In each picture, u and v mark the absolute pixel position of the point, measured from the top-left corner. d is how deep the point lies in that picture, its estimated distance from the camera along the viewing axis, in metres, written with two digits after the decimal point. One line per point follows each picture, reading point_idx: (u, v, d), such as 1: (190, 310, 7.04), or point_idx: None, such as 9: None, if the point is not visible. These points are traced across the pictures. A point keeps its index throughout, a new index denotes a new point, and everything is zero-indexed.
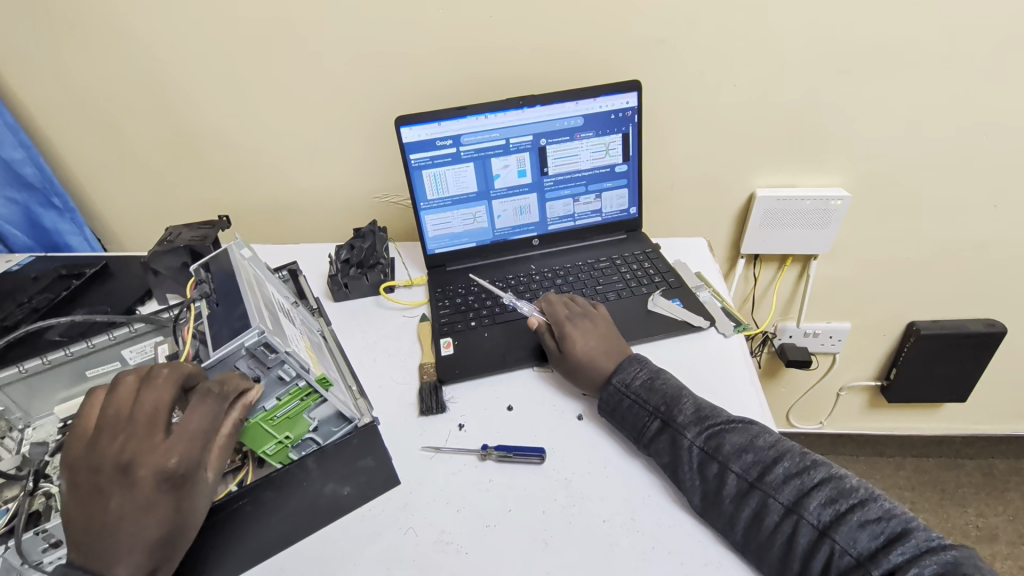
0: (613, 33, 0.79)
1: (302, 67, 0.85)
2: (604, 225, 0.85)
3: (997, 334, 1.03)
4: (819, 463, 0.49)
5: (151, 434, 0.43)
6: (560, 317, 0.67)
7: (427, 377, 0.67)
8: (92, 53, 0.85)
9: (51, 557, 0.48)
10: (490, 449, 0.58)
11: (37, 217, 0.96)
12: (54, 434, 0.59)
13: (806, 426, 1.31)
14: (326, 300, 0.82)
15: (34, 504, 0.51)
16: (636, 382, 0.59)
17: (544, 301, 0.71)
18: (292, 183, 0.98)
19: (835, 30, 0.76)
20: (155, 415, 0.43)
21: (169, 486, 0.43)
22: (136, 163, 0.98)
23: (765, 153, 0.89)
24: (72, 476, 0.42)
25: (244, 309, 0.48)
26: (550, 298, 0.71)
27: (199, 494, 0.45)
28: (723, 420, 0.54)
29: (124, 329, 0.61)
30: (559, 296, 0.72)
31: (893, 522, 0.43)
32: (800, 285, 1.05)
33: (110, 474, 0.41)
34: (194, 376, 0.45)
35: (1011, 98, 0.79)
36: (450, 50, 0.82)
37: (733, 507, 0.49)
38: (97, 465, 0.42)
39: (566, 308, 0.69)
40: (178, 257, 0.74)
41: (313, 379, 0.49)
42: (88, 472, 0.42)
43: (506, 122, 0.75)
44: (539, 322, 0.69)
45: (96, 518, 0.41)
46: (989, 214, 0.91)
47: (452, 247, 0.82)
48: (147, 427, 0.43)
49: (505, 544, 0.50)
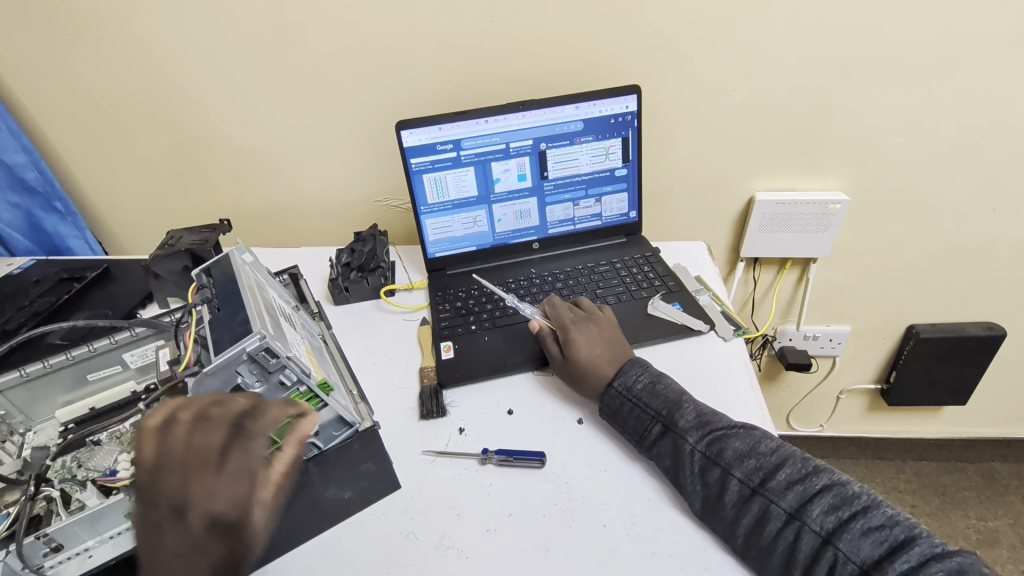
0: (612, 38, 0.80)
1: (303, 72, 0.85)
2: (604, 229, 0.85)
3: (996, 338, 1.03)
4: (822, 469, 0.49)
5: (201, 473, 0.40)
6: (563, 321, 0.68)
7: (427, 382, 0.67)
8: (95, 57, 0.86)
9: (53, 560, 0.48)
10: (491, 453, 0.58)
11: (39, 221, 0.96)
12: (56, 438, 0.60)
13: (806, 430, 1.31)
14: (326, 303, 0.82)
15: (36, 507, 0.51)
16: (637, 386, 0.59)
17: (548, 305, 0.71)
18: (293, 187, 0.99)
19: (833, 35, 0.77)
20: (205, 453, 0.41)
21: (223, 530, 0.40)
22: (137, 167, 0.98)
23: (764, 157, 0.89)
24: (139, 521, 0.40)
25: (246, 314, 0.48)
26: (554, 302, 0.71)
27: (256, 541, 0.41)
28: (725, 425, 0.54)
29: (126, 333, 0.62)
30: (562, 302, 0.72)
31: (897, 530, 0.43)
32: (800, 288, 1.05)
33: (166, 516, 0.39)
34: (246, 411, 0.44)
35: (1010, 102, 0.80)
36: (449, 54, 0.82)
37: (734, 512, 0.49)
38: (154, 507, 0.40)
39: (571, 312, 0.69)
40: (178, 261, 0.74)
41: (314, 383, 0.49)
42: (147, 515, 0.40)
43: (507, 126, 0.75)
44: (541, 327, 0.69)
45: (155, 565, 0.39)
46: (988, 218, 0.91)
47: (452, 252, 0.82)
48: (202, 466, 0.41)
49: (505, 550, 0.50)
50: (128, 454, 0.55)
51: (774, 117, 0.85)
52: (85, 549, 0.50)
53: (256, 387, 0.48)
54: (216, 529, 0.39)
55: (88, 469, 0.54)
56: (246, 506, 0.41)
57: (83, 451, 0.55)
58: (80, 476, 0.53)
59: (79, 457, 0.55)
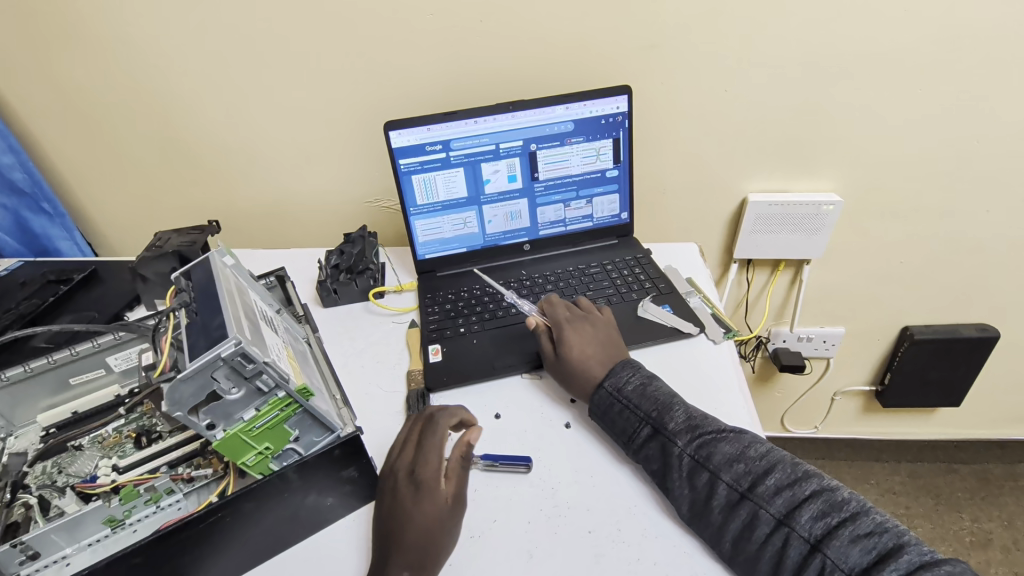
0: (603, 38, 0.79)
1: (293, 71, 0.84)
2: (595, 230, 0.84)
3: (990, 339, 1.03)
4: (811, 475, 0.48)
5: (418, 448, 0.53)
6: (558, 320, 0.67)
7: (414, 385, 0.66)
8: (82, 57, 0.85)
9: (29, 568, 0.47)
10: (476, 458, 0.57)
11: (26, 222, 0.95)
12: (35, 443, 0.58)
13: (800, 431, 1.30)
14: (315, 305, 0.81)
15: (12, 514, 0.50)
16: (627, 388, 0.58)
17: (545, 302, 0.71)
18: (284, 188, 0.98)
19: (826, 35, 0.76)
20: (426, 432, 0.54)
21: (416, 486, 0.50)
22: (126, 167, 0.97)
23: (757, 158, 0.89)
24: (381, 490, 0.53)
25: (223, 318, 0.47)
26: (552, 301, 0.70)
27: (437, 498, 0.50)
28: (715, 429, 0.53)
29: (109, 336, 0.61)
30: (564, 300, 0.72)
31: (885, 537, 0.43)
32: (793, 290, 1.05)
33: (389, 478, 0.52)
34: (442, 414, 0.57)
35: (1004, 103, 0.79)
36: (440, 54, 0.82)
37: (722, 518, 0.48)
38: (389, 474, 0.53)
39: (568, 311, 0.69)
40: (166, 263, 0.74)
41: (293, 389, 0.48)
42: (389, 482, 0.52)
43: (496, 127, 0.74)
44: (538, 323, 0.68)
45: (390, 514, 0.50)
46: (982, 219, 0.91)
47: (441, 253, 0.81)
48: (407, 445, 0.54)
49: (489, 556, 0.50)
50: (109, 459, 0.54)
51: (767, 117, 0.84)
52: (63, 557, 0.49)
53: (232, 392, 0.46)
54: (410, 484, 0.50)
55: (68, 474, 0.53)
56: (395, 485, 0.51)
57: (63, 456, 0.55)
58: (59, 482, 0.53)
59: (59, 463, 0.54)
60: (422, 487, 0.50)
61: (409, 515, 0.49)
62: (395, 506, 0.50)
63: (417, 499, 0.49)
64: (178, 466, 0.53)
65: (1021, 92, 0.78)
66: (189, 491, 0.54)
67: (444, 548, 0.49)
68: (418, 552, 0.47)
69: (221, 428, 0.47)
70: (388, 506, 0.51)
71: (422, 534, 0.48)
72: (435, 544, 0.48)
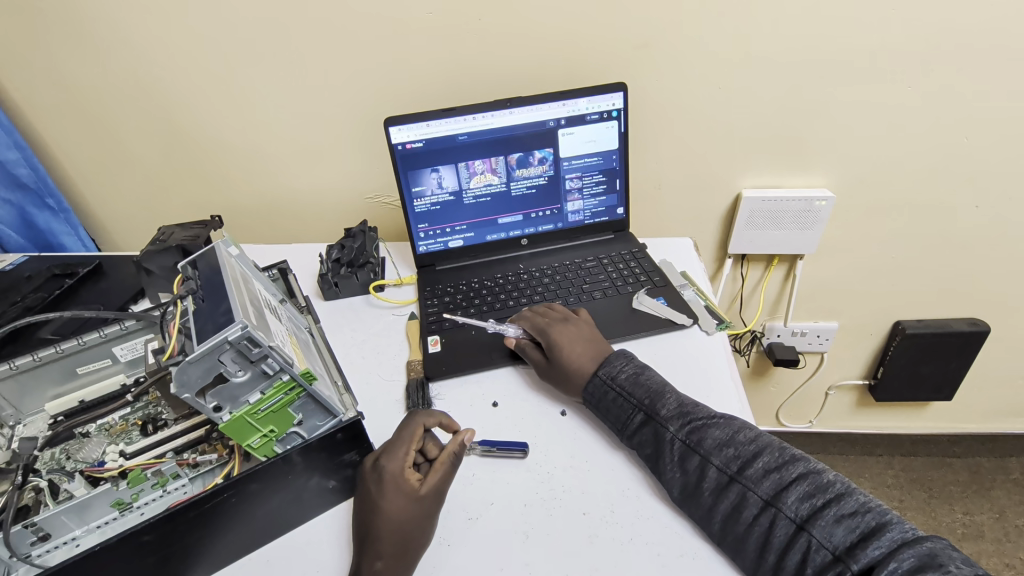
0: (600, 37, 0.81)
1: (294, 68, 0.85)
2: (592, 227, 0.86)
3: (980, 334, 1.05)
4: (798, 458, 0.49)
5: (389, 444, 0.53)
6: (540, 326, 0.68)
7: (414, 374, 0.68)
8: (88, 55, 0.86)
9: (40, 549, 0.48)
10: (474, 444, 0.59)
11: (33, 218, 0.97)
12: (44, 430, 0.60)
13: (795, 425, 1.32)
14: (317, 299, 0.83)
15: (23, 498, 0.50)
16: (620, 376, 0.60)
17: (523, 317, 0.71)
18: (286, 184, 0.99)
19: (817, 33, 0.77)
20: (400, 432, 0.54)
21: (378, 481, 0.51)
22: (131, 162, 0.99)
23: (750, 155, 0.91)
24: None
25: (229, 304, 0.48)
26: (527, 314, 0.71)
27: (399, 493, 0.50)
28: (705, 415, 0.55)
29: (116, 326, 0.62)
30: (535, 309, 0.72)
31: (868, 517, 0.44)
32: (787, 286, 1.07)
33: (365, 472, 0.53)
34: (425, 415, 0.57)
35: (990, 101, 0.81)
36: (440, 51, 0.83)
37: (712, 500, 0.50)
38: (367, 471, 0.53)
39: (546, 318, 0.69)
40: (170, 257, 0.74)
41: (297, 372, 0.50)
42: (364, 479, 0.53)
43: (496, 122, 0.76)
44: (517, 340, 0.68)
45: (363, 515, 0.51)
46: (971, 214, 0.92)
47: (442, 246, 0.83)
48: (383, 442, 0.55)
49: (485, 537, 0.52)
50: (117, 445, 0.56)
51: (760, 115, 0.86)
52: (73, 538, 0.50)
53: (238, 374, 0.47)
54: (375, 476, 0.51)
55: (77, 460, 0.55)
56: (363, 479, 0.52)
57: (73, 443, 0.56)
58: (69, 467, 0.54)
59: (67, 449, 0.56)
60: (386, 481, 0.50)
61: (375, 509, 0.50)
62: (366, 500, 0.51)
63: (382, 495, 0.50)
64: (184, 452, 0.55)
65: (1008, 90, 0.79)
66: (195, 476, 0.54)
67: (414, 551, 0.49)
68: (383, 552, 0.48)
69: (228, 411, 0.48)
70: (361, 500, 0.51)
71: (389, 532, 0.48)
72: (405, 546, 0.49)
